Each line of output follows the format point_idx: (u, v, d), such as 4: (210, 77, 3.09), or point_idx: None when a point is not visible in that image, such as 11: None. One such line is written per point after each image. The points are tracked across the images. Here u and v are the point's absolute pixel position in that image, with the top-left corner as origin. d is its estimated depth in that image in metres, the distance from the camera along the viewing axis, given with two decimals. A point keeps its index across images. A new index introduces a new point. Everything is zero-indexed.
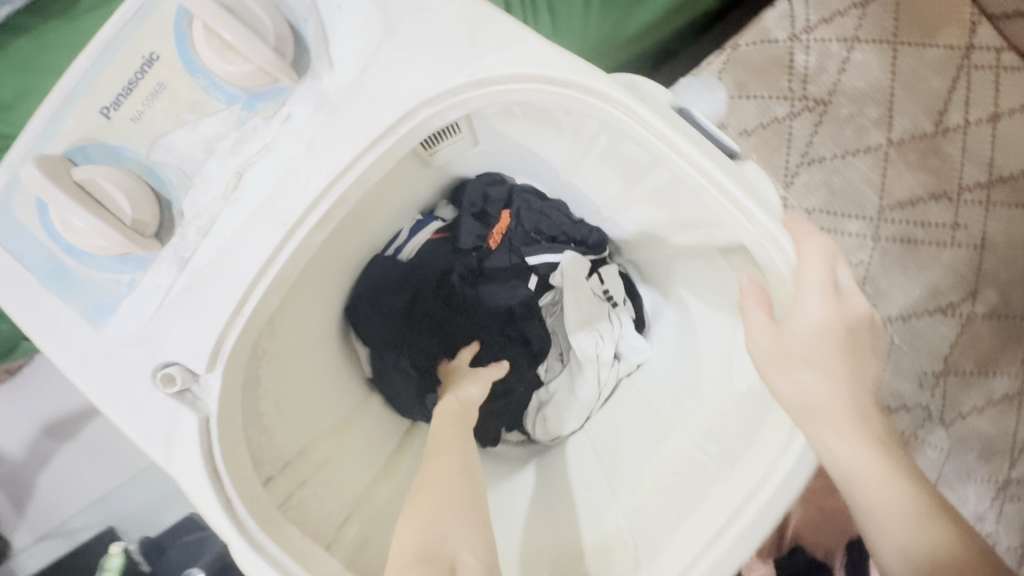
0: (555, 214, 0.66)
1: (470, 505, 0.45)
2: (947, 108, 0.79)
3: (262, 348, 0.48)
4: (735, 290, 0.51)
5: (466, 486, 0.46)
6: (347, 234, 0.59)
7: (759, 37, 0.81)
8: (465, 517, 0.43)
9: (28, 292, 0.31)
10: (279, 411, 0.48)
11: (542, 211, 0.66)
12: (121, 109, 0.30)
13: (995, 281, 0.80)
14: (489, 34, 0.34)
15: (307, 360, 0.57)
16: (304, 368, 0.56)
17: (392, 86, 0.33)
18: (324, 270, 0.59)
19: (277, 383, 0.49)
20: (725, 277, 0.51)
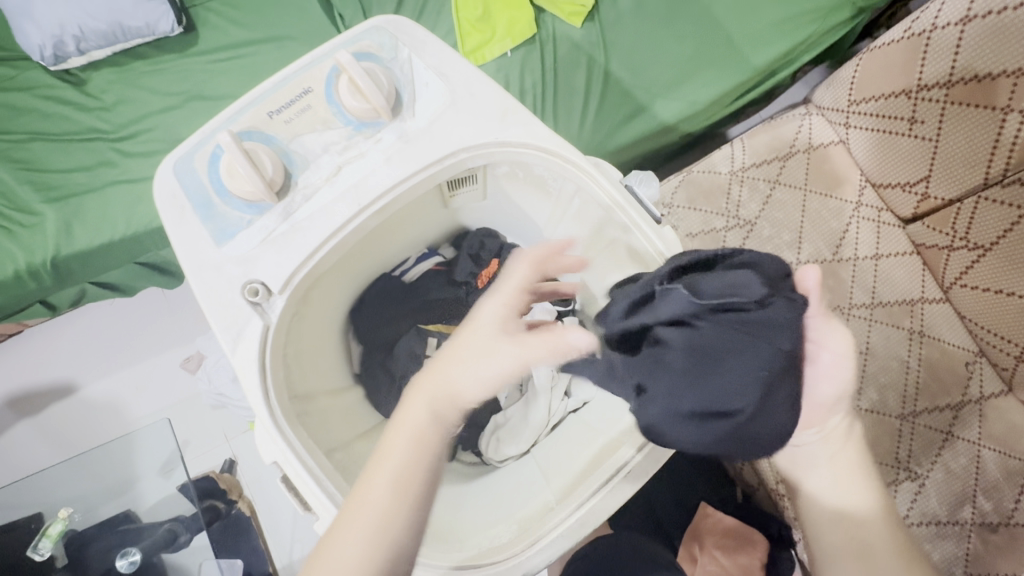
0: None
1: (384, 521, 0.45)
2: (842, 244, 1.03)
3: (299, 310, 0.61)
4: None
5: (386, 507, 0.46)
6: (370, 249, 0.72)
7: (707, 168, 1.07)
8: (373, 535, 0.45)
9: (182, 212, 0.48)
10: (291, 359, 0.59)
11: None
12: (280, 116, 0.50)
13: (877, 384, 0.99)
14: (514, 116, 0.54)
15: (320, 335, 0.70)
16: (320, 340, 0.69)
17: (448, 135, 0.52)
18: (345, 273, 0.71)
19: (296, 338, 0.61)
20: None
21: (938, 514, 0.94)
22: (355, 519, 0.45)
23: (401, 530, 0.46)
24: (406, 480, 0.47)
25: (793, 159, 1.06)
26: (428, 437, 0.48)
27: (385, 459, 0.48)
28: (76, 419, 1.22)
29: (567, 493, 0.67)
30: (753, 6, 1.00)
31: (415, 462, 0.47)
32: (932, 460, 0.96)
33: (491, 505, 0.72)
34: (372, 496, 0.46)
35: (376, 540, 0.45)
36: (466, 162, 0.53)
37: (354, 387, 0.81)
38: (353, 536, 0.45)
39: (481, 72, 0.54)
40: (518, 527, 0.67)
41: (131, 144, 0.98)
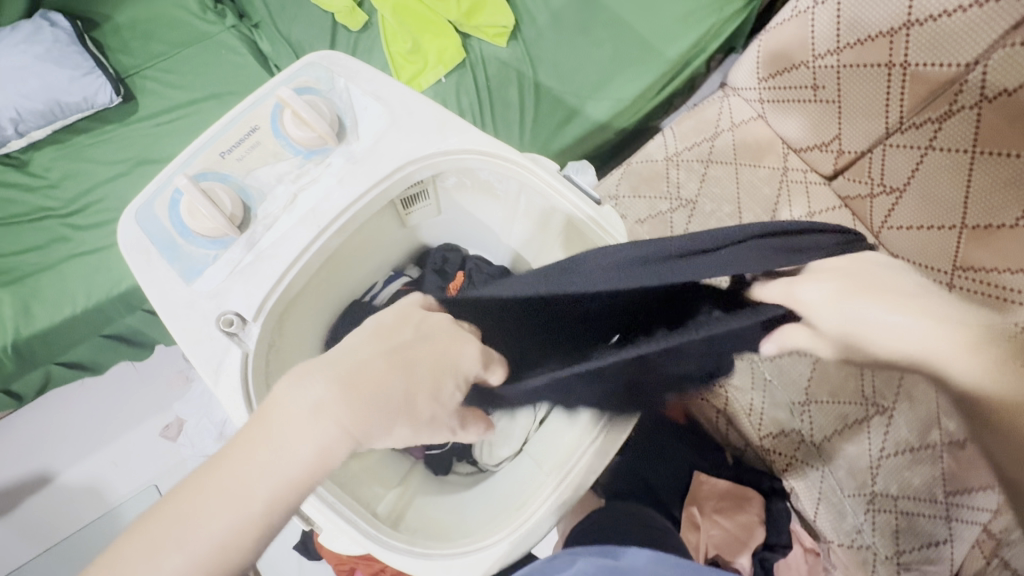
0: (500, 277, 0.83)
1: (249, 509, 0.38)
2: (777, 208, 1.11)
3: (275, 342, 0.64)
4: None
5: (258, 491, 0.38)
6: (334, 277, 0.74)
7: (644, 158, 1.16)
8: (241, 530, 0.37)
9: (148, 257, 0.52)
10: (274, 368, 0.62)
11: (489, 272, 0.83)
12: (232, 155, 0.54)
13: None
14: (451, 126, 0.58)
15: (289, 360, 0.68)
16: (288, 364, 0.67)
17: (393, 151, 0.56)
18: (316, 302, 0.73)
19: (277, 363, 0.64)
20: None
21: (911, 440, 0.97)
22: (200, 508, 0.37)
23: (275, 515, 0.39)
24: (224, 545, 0.37)
25: (720, 138, 1.15)
26: (307, 467, 0.40)
27: (220, 485, 0.38)
28: (52, 510, 1.17)
29: (558, 463, 0.73)
30: (656, 6, 1.09)
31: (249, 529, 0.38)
32: (895, 393, 0.99)
33: (482, 501, 0.76)
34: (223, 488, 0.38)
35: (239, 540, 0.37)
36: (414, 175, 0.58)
37: None
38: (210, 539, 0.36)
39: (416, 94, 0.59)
40: (510, 508, 0.71)
41: (79, 216, 0.98)
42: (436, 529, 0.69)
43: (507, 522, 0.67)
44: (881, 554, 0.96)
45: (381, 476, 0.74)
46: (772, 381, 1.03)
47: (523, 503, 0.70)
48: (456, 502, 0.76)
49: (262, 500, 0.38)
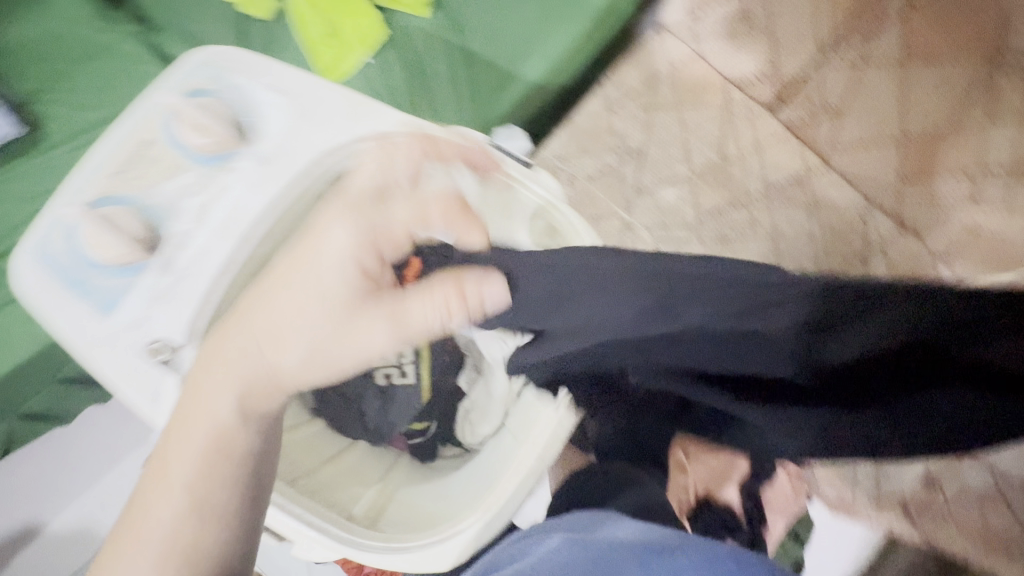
0: None
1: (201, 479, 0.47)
2: (724, 145, 1.10)
3: None
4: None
5: (208, 473, 0.47)
6: None
7: (588, 112, 1.13)
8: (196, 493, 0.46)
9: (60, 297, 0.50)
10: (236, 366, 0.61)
11: None
12: (133, 173, 0.52)
13: (792, 257, 1.06)
14: (364, 111, 0.57)
15: None
16: None
17: (305, 143, 0.54)
18: None
19: None
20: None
21: None
22: (158, 492, 0.46)
23: (226, 495, 0.48)
24: (185, 519, 0.46)
25: (659, 82, 1.13)
26: (228, 440, 0.48)
27: (168, 469, 0.47)
28: (48, 558, 1.16)
29: (527, 426, 0.75)
30: None
31: (206, 485, 0.47)
32: None
33: (464, 476, 0.78)
34: (177, 469, 0.47)
35: (190, 515, 0.46)
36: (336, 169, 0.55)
37: (314, 420, 0.83)
38: (168, 507, 0.46)
39: (323, 86, 0.57)
40: (488, 475, 0.74)
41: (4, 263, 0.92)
42: (422, 514, 0.71)
43: (487, 497, 0.70)
44: None
45: (360, 476, 0.75)
46: None
47: (499, 468, 0.74)
48: (442, 483, 0.78)
49: (188, 481, 0.47)
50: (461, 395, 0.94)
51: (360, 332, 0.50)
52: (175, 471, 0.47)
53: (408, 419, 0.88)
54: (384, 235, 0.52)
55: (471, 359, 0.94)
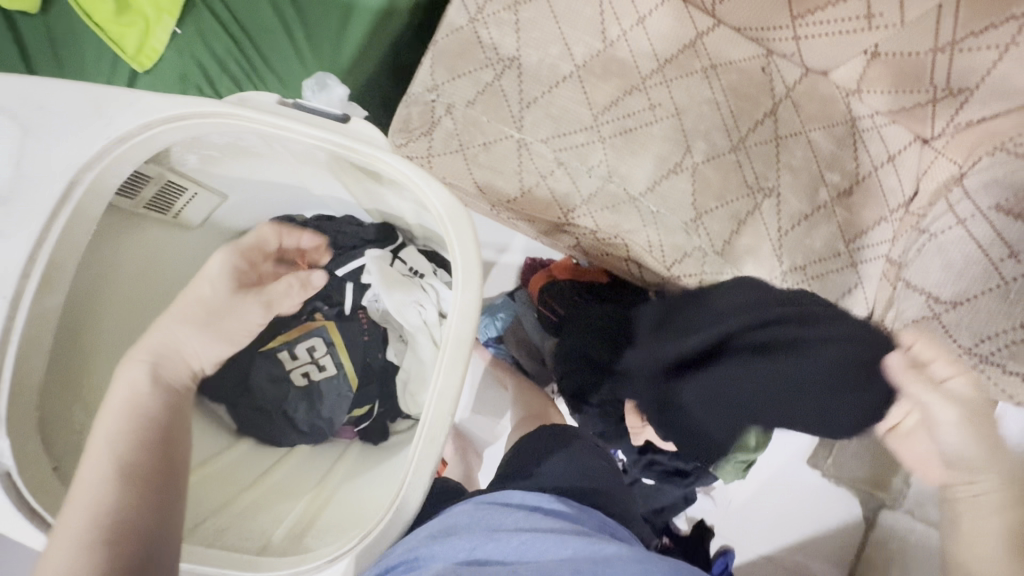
0: (346, 227, 0.89)
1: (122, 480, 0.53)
2: (606, 28, 0.99)
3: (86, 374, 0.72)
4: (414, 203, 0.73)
5: (134, 467, 0.54)
6: (140, 287, 0.79)
7: (449, 29, 1.00)
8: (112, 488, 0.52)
9: None
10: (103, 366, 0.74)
11: (335, 229, 0.88)
12: None
13: (700, 132, 0.99)
14: (108, 105, 0.63)
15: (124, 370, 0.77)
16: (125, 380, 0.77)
17: (46, 165, 0.62)
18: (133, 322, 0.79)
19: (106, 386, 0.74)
20: (409, 200, 0.74)
21: (803, 210, 0.98)
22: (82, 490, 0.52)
23: (137, 494, 0.53)
24: (96, 512, 0.51)
25: None
26: (143, 411, 0.58)
27: (92, 461, 0.54)
28: None
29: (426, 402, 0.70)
30: None
31: (127, 446, 0.55)
32: (776, 170, 0.99)
33: (392, 469, 0.74)
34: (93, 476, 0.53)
35: (100, 506, 0.52)
36: (93, 192, 0.64)
37: (239, 442, 0.79)
38: (91, 498, 0.52)
39: (37, 92, 0.62)
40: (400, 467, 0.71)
41: None
42: (343, 521, 0.67)
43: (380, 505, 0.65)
44: None
45: (289, 489, 0.74)
46: (660, 211, 0.99)
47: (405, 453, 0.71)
48: (375, 476, 0.76)
49: (110, 466, 0.54)
50: (396, 369, 0.89)
51: (237, 311, 0.66)
52: (102, 446, 0.55)
53: (345, 409, 0.84)
54: (252, 249, 0.71)
55: (394, 330, 0.90)
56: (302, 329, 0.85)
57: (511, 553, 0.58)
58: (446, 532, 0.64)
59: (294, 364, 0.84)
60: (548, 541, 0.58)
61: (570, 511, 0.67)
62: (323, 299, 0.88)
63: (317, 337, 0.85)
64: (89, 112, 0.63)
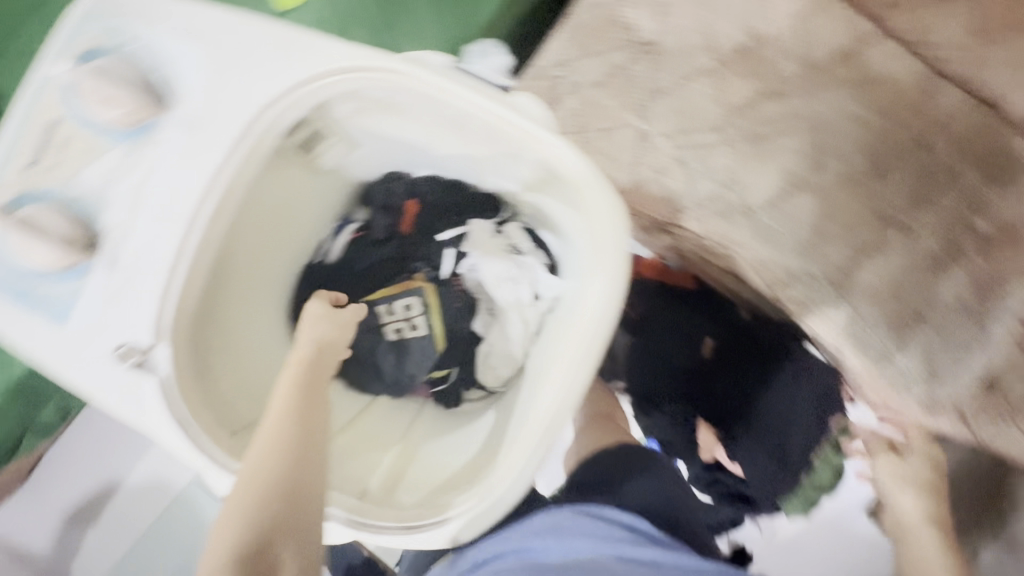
0: (454, 193, 0.87)
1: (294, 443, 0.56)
2: (756, 21, 0.94)
3: (209, 317, 0.69)
4: (562, 191, 0.70)
5: (294, 432, 0.57)
6: (272, 235, 0.78)
7: (588, 5, 0.98)
8: (287, 451, 0.55)
9: (14, 314, 0.57)
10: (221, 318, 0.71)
11: (442, 193, 0.86)
12: (43, 161, 0.59)
13: (836, 151, 0.93)
14: (301, 48, 0.59)
15: (251, 311, 0.76)
16: (248, 328, 0.75)
17: (235, 98, 0.58)
18: (261, 275, 0.78)
19: (223, 339, 0.71)
20: (552, 186, 0.71)
21: (937, 250, 0.91)
22: (263, 460, 0.54)
23: (300, 452, 0.55)
24: (277, 476, 0.53)
25: None
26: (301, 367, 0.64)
27: (266, 434, 0.56)
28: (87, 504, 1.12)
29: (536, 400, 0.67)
30: None
31: (291, 412, 0.58)
32: (921, 206, 0.91)
33: (478, 439, 0.78)
34: (271, 445, 0.55)
35: (279, 470, 0.53)
36: (263, 136, 0.59)
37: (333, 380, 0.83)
38: (266, 462, 0.54)
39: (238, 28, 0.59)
40: (505, 445, 0.69)
41: None
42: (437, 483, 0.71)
43: (485, 483, 0.64)
44: (916, 374, 0.93)
45: (376, 439, 0.79)
46: (777, 228, 0.93)
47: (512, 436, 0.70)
48: (460, 438, 0.80)
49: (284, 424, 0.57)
50: (476, 341, 0.88)
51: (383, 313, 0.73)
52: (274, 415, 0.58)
53: (426, 370, 0.86)
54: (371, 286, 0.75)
55: (483, 302, 0.88)
56: (396, 287, 0.85)
57: (641, 558, 0.67)
58: (560, 533, 0.70)
59: (389, 318, 0.85)
60: (671, 553, 0.68)
61: (665, 536, 0.73)
62: (423, 260, 0.87)
63: (415, 297, 0.85)
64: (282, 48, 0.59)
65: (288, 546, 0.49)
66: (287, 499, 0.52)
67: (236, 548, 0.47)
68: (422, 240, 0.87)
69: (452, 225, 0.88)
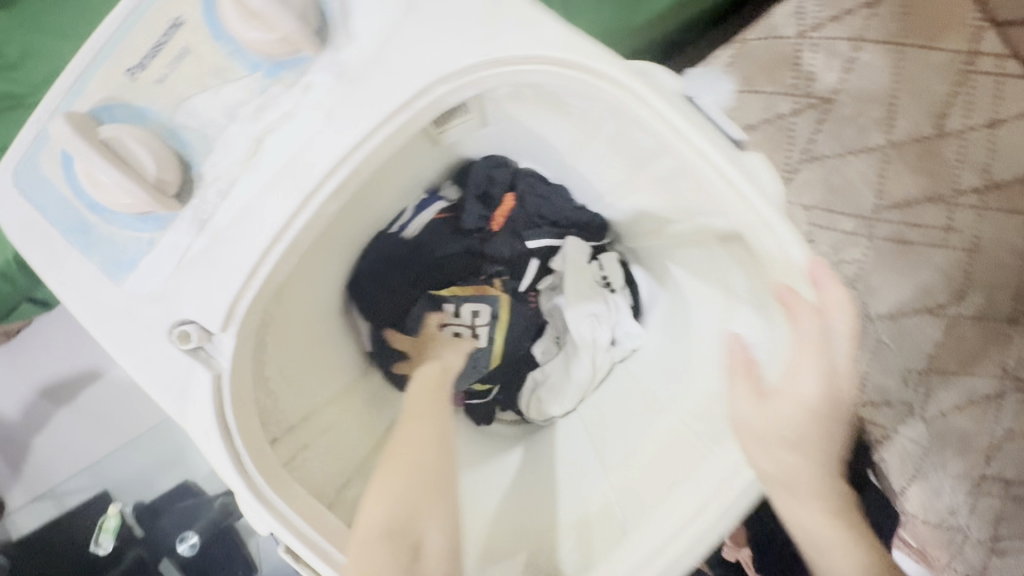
0: (557, 198, 0.70)
1: (441, 437, 0.45)
2: (948, 112, 0.81)
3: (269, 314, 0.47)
4: (734, 276, 0.52)
5: (436, 425, 0.46)
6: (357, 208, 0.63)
7: (767, 32, 0.82)
8: (433, 444, 0.44)
9: (52, 243, 0.34)
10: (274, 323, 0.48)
11: (546, 196, 0.70)
12: (148, 72, 0.33)
13: (984, 284, 0.82)
14: (507, 13, 0.35)
15: (317, 276, 0.60)
16: (307, 322, 0.58)
17: (410, 61, 0.34)
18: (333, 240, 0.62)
19: (282, 350, 0.49)
20: (721, 262, 0.53)
21: None
22: (406, 444, 0.44)
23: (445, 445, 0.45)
24: (423, 467, 0.43)
25: (884, 7, 0.82)
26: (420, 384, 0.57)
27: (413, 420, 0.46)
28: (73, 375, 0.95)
29: (640, 513, 0.50)
30: None
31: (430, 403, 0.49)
32: None
33: (537, 503, 0.61)
34: (416, 428, 0.46)
35: (429, 455, 0.44)
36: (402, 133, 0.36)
37: (368, 373, 0.67)
38: (417, 447, 0.44)
39: None
40: (594, 551, 0.51)
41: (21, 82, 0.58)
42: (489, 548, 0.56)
43: None
44: (974, 538, 0.84)
45: None
46: (889, 345, 0.83)
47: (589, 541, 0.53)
48: (515, 487, 0.64)
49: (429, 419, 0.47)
50: (530, 365, 0.75)
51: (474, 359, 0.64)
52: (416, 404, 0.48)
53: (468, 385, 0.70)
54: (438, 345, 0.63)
55: (551, 324, 0.75)
56: (472, 286, 0.70)
57: None
58: None
59: (450, 322, 0.69)
60: None
61: None
62: (505, 264, 0.73)
63: (485, 305, 0.70)
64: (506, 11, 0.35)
65: (434, 529, 0.41)
66: (429, 494, 0.42)
67: (386, 524, 0.40)
68: (509, 240, 0.71)
69: (545, 234, 0.72)
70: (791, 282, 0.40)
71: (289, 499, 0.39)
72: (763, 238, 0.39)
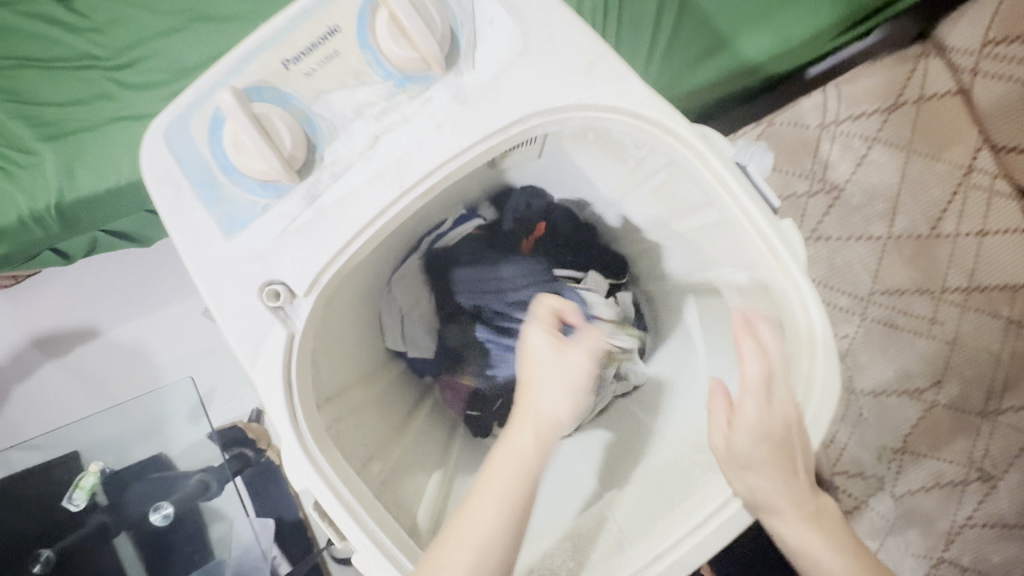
0: (586, 235, 0.74)
1: (503, 525, 0.43)
2: (943, 217, 0.90)
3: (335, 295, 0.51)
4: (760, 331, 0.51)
5: (505, 507, 0.43)
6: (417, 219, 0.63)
7: (793, 119, 0.90)
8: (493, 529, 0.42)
9: (182, 197, 0.39)
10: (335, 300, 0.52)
11: (576, 230, 0.73)
12: (299, 64, 0.38)
13: (961, 377, 0.89)
14: (602, 70, 0.42)
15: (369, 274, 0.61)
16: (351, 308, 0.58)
17: (517, 94, 0.40)
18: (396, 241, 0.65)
19: (327, 325, 0.51)
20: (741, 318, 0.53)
21: (1005, 516, 0.88)
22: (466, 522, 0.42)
23: (511, 528, 0.43)
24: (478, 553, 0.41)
25: (897, 114, 0.91)
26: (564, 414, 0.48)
27: (485, 492, 0.44)
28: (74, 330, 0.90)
29: (641, 524, 0.53)
30: None
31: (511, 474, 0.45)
32: (1008, 462, 0.88)
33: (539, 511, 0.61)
34: (485, 502, 0.43)
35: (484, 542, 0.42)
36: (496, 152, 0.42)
37: (389, 365, 0.69)
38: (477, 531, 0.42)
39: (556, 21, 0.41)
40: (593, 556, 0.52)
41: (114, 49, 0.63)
42: None
43: None
44: None
45: (427, 453, 0.63)
46: (868, 420, 0.89)
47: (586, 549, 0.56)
48: None
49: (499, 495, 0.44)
50: None
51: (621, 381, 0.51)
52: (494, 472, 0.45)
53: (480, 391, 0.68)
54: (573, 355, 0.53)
55: None
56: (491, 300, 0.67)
57: None
58: None
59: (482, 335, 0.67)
60: None
61: None
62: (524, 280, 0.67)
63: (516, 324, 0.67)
64: (601, 67, 0.42)
65: None
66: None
67: None
68: (523, 270, 0.67)
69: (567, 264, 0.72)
70: (805, 329, 0.46)
71: (329, 457, 0.42)
72: (787, 289, 0.46)
